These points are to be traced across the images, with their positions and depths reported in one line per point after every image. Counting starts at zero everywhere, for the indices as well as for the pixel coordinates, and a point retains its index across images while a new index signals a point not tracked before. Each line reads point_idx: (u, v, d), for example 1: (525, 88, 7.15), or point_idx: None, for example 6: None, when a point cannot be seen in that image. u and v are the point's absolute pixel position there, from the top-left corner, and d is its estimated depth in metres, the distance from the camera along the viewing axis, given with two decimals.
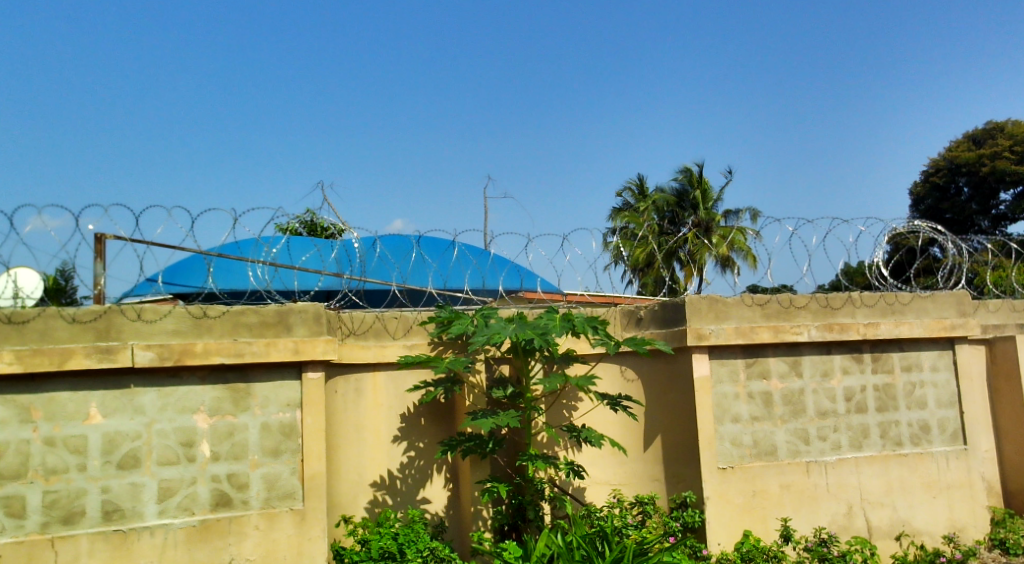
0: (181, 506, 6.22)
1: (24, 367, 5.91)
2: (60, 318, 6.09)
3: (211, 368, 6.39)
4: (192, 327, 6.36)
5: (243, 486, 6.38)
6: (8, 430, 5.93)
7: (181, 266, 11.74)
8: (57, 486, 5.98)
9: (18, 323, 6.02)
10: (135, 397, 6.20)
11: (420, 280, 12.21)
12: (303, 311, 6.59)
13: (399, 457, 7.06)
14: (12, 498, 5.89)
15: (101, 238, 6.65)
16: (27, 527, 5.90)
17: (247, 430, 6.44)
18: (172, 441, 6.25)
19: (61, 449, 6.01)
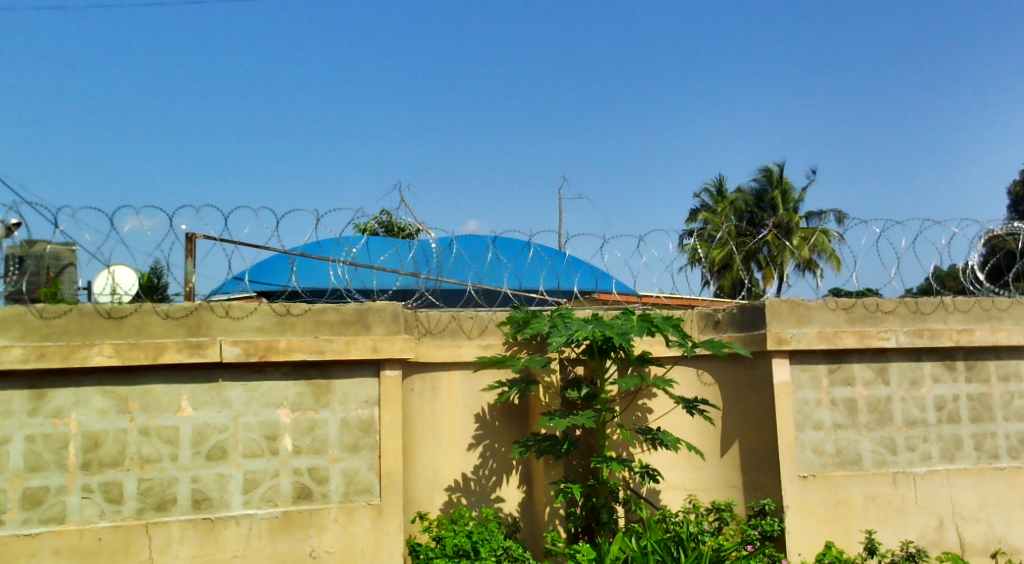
0: (265, 498, 6.40)
1: (121, 360, 6.15)
2: (155, 314, 6.32)
3: (293, 364, 6.55)
4: (275, 324, 6.53)
5: (323, 481, 6.52)
6: (107, 420, 6.18)
7: (265, 264, 12.08)
8: (151, 474, 6.21)
9: (116, 318, 6.26)
10: (222, 390, 6.40)
11: (496, 280, 12.31)
12: (382, 310, 6.71)
13: (474, 458, 7.13)
14: (110, 484, 6.13)
15: (190, 237, 6.88)
16: (123, 512, 6.14)
17: (327, 425, 6.58)
18: (256, 434, 6.43)
19: (155, 439, 6.24)
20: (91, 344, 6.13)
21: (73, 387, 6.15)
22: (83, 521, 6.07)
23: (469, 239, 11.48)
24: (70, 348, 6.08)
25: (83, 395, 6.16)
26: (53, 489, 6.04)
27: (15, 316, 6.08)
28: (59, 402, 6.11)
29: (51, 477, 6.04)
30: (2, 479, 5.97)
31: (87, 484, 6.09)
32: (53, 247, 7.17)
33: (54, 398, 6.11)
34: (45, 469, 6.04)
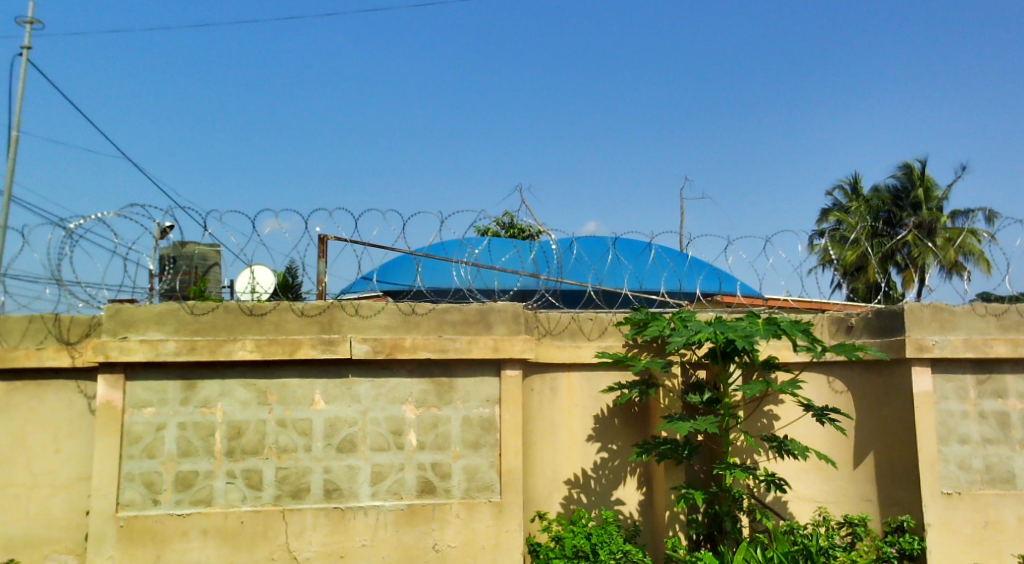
0: (391, 490, 6.64)
1: (262, 354, 6.53)
2: (291, 311, 6.67)
3: (418, 362, 6.78)
4: (402, 323, 6.78)
5: (446, 476, 6.72)
6: (248, 411, 6.56)
7: (391, 265, 12.49)
8: (288, 463, 6.56)
9: (257, 315, 6.64)
10: (352, 385, 6.69)
11: (616, 281, 12.29)
12: (503, 310, 6.86)
13: (593, 456, 7.18)
14: (251, 471, 6.51)
15: (322, 239, 7.23)
16: (263, 498, 6.51)
17: (450, 422, 6.78)
18: (383, 429, 6.69)
19: (291, 430, 6.59)
20: (235, 340, 6.53)
21: (219, 379, 6.57)
22: (227, 504, 6.47)
23: (590, 240, 11.51)
24: (216, 343, 6.50)
25: (227, 387, 6.57)
26: (202, 474, 6.47)
27: (169, 312, 6.56)
28: (207, 393, 6.54)
29: (200, 462, 6.47)
30: (158, 462, 6.44)
31: (231, 470, 6.49)
32: (201, 248, 7.69)
33: (202, 389, 6.54)
34: (195, 454, 6.48)
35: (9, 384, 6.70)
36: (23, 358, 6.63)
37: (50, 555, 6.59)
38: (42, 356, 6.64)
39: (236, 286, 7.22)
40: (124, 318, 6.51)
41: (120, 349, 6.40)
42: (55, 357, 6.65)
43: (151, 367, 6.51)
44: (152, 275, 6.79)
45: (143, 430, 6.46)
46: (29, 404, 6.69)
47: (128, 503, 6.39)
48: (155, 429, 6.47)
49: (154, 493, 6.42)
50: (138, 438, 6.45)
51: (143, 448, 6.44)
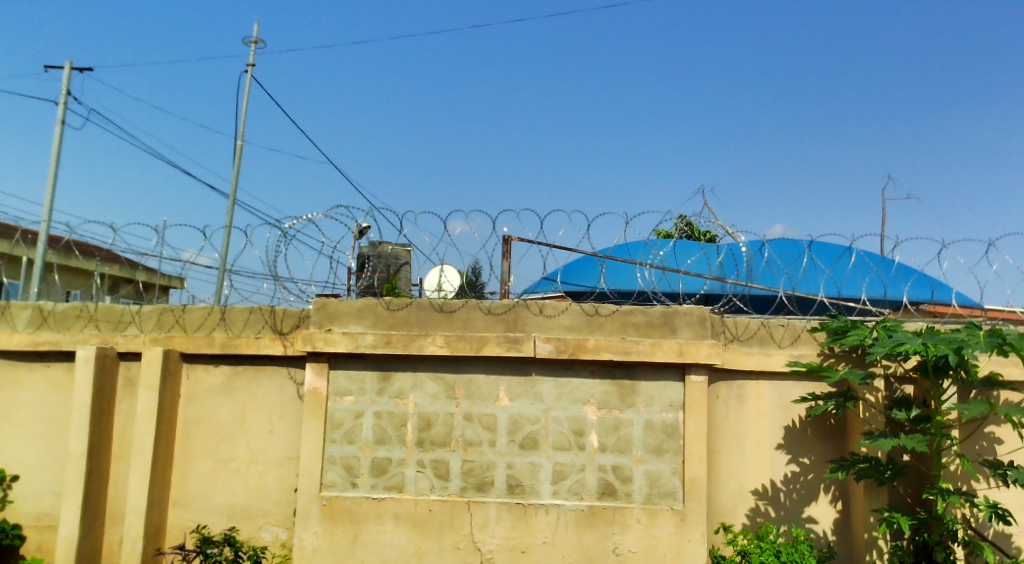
0: (572, 490, 6.66)
1: (450, 350, 6.72)
2: (478, 309, 6.84)
3: (601, 364, 6.74)
4: (585, 324, 6.78)
5: (627, 480, 6.65)
6: (438, 403, 6.78)
7: (575, 266, 12.52)
8: (473, 456, 6.71)
9: (447, 311, 6.85)
10: (535, 384, 6.75)
11: (812, 287, 11.70)
12: (689, 314, 6.71)
13: (783, 470, 6.89)
14: (439, 462, 6.72)
15: (508, 239, 7.35)
16: (449, 488, 6.70)
17: (632, 426, 6.70)
18: (565, 428, 6.71)
19: (477, 425, 6.74)
20: (427, 335, 6.77)
21: (412, 372, 6.82)
22: (417, 492, 6.71)
23: (783, 243, 11.03)
24: (410, 337, 6.75)
25: (419, 380, 6.81)
26: (395, 461, 6.74)
27: (367, 307, 6.89)
28: (401, 385, 6.81)
29: (394, 450, 6.75)
30: (356, 447, 6.78)
31: (422, 459, 6.73)
32: (394, 248, 8.00)
33: (396, 381, 6.82)
34: (389, 442, 6.76)
35: (232, 368, 7.26)
36: (243, 345, 7.18)
37: (263, 526, 7.09)
38: (260, 344, 7.17)
39: (425, 283, 7.47)
40: (329, 311, 6.90)
41: (325, 340, 6.78)
42: (270, 346, 7.16)
43: (352, 358, 6.85)
44: (352, 273, 7.16)
45: (344, 416, 6.81)
46: (248, 387, 7.23)
47: (330, 484, 6.76)
48: (354, 416, 6.81)
49: (353, 476, 6.76)
50: (339, 424, 6.81)
51: (344, 434, 6.80)
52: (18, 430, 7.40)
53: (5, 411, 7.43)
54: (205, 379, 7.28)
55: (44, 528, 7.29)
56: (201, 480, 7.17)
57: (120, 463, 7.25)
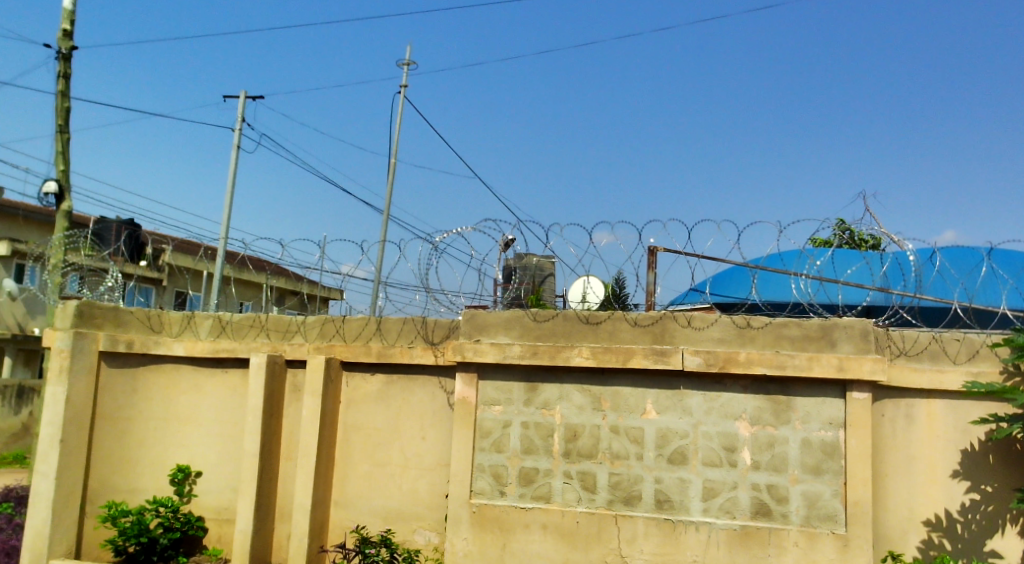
0: (723, 508, 6.49)
1: (596, 361, 6.70)
2: (625, 321, 6.79)
3: (753, 378, 6.55)
4: (736, 336, 6.61)
5: (783, 500, 6.41)
6: (584, 415, 6.77)
7: (725, 276, 12.27)
8: (620, 469, 6.66)
9: (594, 323, 6.85)
10: (684, 398, 6.63)
11: (989, 298, 10.94)
12: (850, 327, 6.42)
13: (961, 498, 6.46)
14: (586, 474, 6.71)
15: (654, 249, 7.27)
16: (597, 500, 6.68)
17: (788, 443, 6.46)
18: (716, 444, 6.55)
19: (624, 438, 6.69)
20: (573, 346, 6.78)
21: (558, 383, 6.85)
22: (564, 503, 6.72)
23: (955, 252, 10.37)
24: (556, 349, 6.79)
25: (565, 391, 6.83)
26: (542, 471, 6.79)
27: (515, 318, 6.98)
28: (547, 396, 6.86)
29: (541, 461, 6.80)
30: (504, 456, 6.87)
31: (568, 471, 6.74)
32: (539, 259, 8.09)
33: (543, 392, 6.87)
34: (536, 452, 6.82)
35: (387, 377, 7.53)
36: (397, 354, 7.42)
37: (417, 530, 7.29)
38: (413, 353, 7.39)
39: (570, 295, 7.52)
40: (478, 322, 7.04)
41: (474, 350, 6.92)
42: (422, 355, 7.37)
43: (500, 368, 6.96)
44: (499, 285, 7.30)
45: (493, 425, 6.92)
46: (402, 394, 7.47)
47: (480, 492, 6.89)
48: (502, 426, 6.90)
49: (501, 485, 6.85)
50: (488, 433, 6.92)
51: (492, 443, 6.91)
52: (200, 430, 7.95)
53: (188, 412, 8.00)
54: (363, 386, 7.58)
55: (223, 521, 7.79)
56: (359, 484, 7.46)
57: (287, 463, 7.67)
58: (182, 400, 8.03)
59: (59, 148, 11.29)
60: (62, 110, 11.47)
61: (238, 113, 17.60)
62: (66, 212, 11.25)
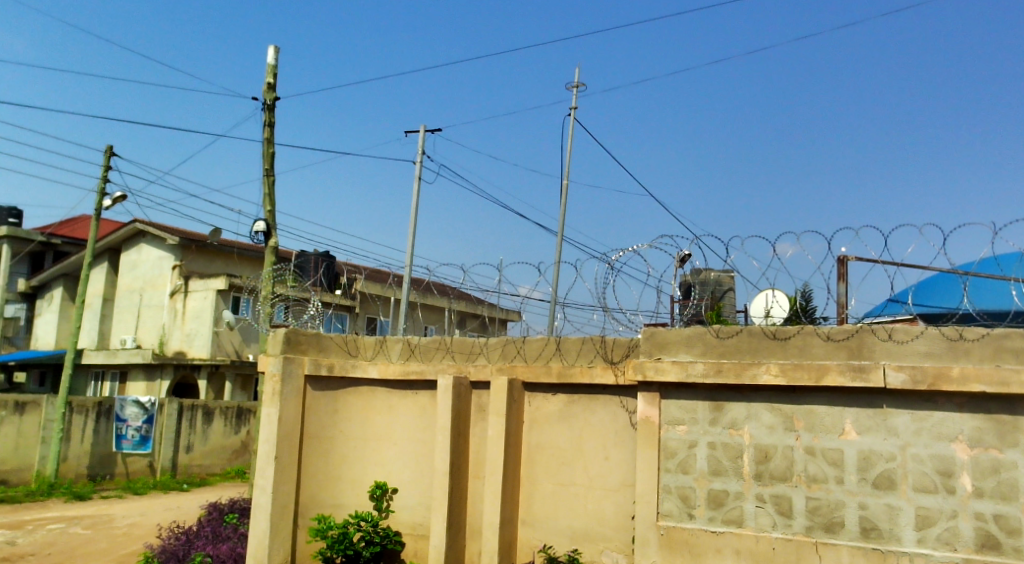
0: (941, 539, 5.95)
1: (787, 379, 6.37)
2: (817, 335, 6.44)
3: (970, 396, 5.98)
4: (947, 350, 6.10)
5: (1014, 532, 5.79)
6: (776, 435, 6.45)
7: (931, 284, 11.45)
8: (819, 494, 6.28)
9: (781, 338, 6.55)
10: (888, 417, 6.17)
11: None
12: None
13: None
14: (781, 497, 6.38)
15: (844, 259, 6.86)
16: (794, 527, 6.32)
17: (1016, 469, 5.83)
18: (929, 468, 6.04)
19: (821, 460, 6.31)
20: (760, 363, 6.49)
21: (746, 402, 6.57)
22: (758, 528, 6.41)
23: None
24: (742, 366, 6.53)
25: (754, 410, 6.54)
26: (732, 494, 6.52)
27: (696, 336, 6.79)
28: (734, 415, 6.59)
29: (730, 483, 6.53)
30: (691, 478, 6.65)
31: (761, 494, 6.43)
32: (717, 274, 7.87)
33: (730, 410, 6.61)
34: (725, 474, 6.55)
35: (568, 396, 7.50)
36: (577, 374, 7.38)
37: (604, 551, 7.17)
38: (593, 373, 7.33)
39: (751, 310, 7.19)
40: (658, 340, 6.92)
41: (656, 369, 6.77)
42: (603, 375, 7.29)
43: (684, 387, 6.76)
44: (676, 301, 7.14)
45: (678, 446, 6.73)
46: (583, 415, 7.41)
47: (667, 514, 6.70)
48: (688, 446, 6.69)
49: (690, 507, 6.63)
50: (673, 453, 6.73)
51: (678, 463, 6.71)
52: (394, 448, 8.22)
53: (383, 431, 8.29)
54: (545, 406, 7.59)
55: (419, 536, 8.01)
56: (548, 504, 7.45)
57: (475, 482, 7.78)
58: (378, 420, 8.34)
59: (265, 189, 12.14)
60: (268, 156, 12.37)
61: (419, 145, 18.37)
62: (274, 248, 12.03)
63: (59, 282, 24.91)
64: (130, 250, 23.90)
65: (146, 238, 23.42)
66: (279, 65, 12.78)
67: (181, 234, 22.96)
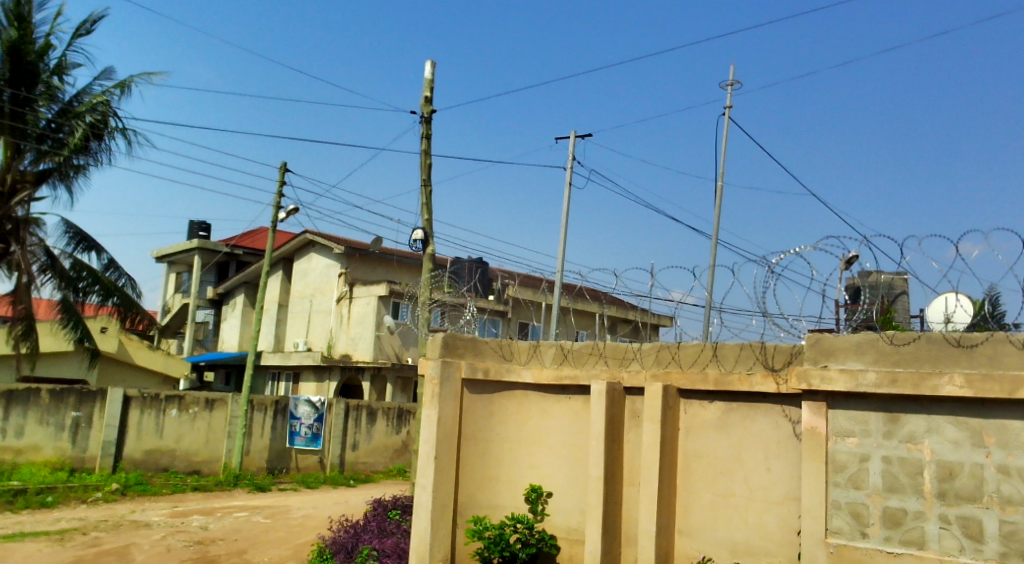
0: None
1: (974, 391, 5.83)
2: (1010, 343, 5.85)
3: None
4: None
5: None
6: (962, 452, 5.90)
7: None
8: (1014, 517, 5.69)
9: (967, 346, 5.99)
10: None
11: None
12: None
13: None
14: (970, 519, 5.83)
15: None
16: (985, 552, 5.76)
17: None
18: None
19: (1016, 480, 5.71)
20: (943, 373, 5.97)
21: (926, 415, 6.05)
22: (943, 551, 5.89)
23: None
24: (921, 375, 6.02)
25: (936, 424, 6.02)
26: (912, 513, 6.02)
27: (868, 342, 6.33)
28: (913, 428, 6.08)
29: (909, 501, 6.03)
30: (864, 494, 6.20)
31: (945, 514, 5.91)
32: (888, 277, 7.26)
33: (907, 423, 6.11)
34: (902, 491, 6.07)
35: (726, 404, 7.17)
36: (736, 381, 7.05)
37: None
38: (753, 381, 6.97)
39: (929, 313, 6.66)
40: (825, 346, 6.49)
41: (822, 378, 6.37)
42: (763, 383, 6.92)
43: (853, 397, 6.32)
44: (843, 305, 6.69)
45: (848, 459, 6.29)
46: (742, 423, 7.06)
47: (837, 531, 6.27)
48: (859, 460, 6.24)
49: (863, 526, 6.18)
50: (843, 467, 6.30)
51: (848, 478, 6.27)
52: (548, 452, 8.14)
53: (539, 435, 8.22)
54: (702, 414, 7.30)
55: (574, 541, 7.89)
56: (706, 515, 7.15)
57: (630, 489, 7.59)
58: (532, 424, 8.28)
59: (423, 199, 12.40)
60: (425, 166, 12.62)
61: (571, 150, 18.30)
62: (430, 255, 12.25)
63: (240, 289, 26.58)
64: (301, 259, 25.15)
65: (316, 247, 24.59)
66: (435, 78, 13.05)
67: (346, 243, 23.93)
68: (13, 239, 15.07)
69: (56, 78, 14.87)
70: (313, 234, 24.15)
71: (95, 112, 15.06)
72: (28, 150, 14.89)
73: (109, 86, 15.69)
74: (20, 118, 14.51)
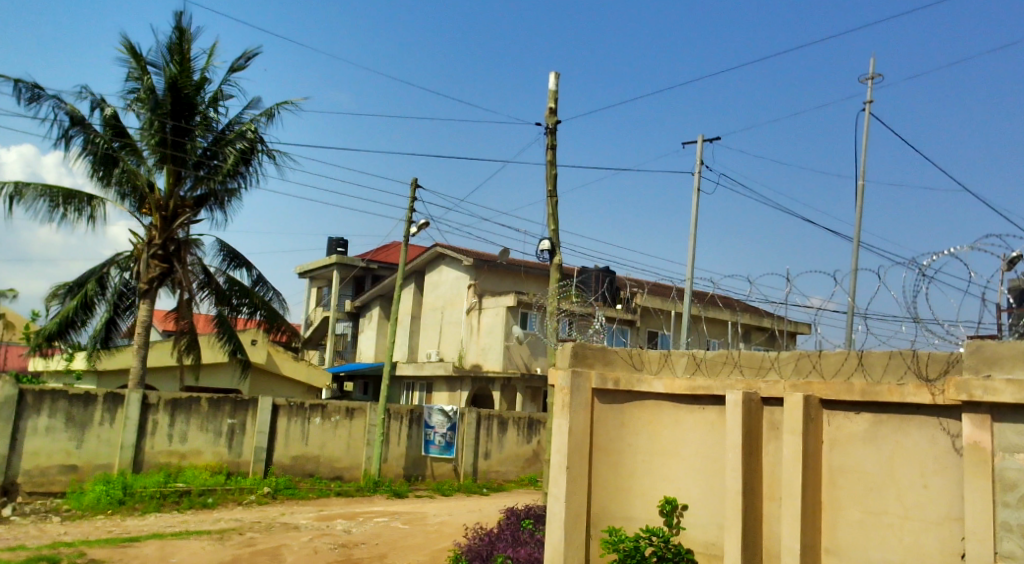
0: None
1: None
2: None
3: None
4: None
5: None
6: None
7: None
8: None
9: None
10: None
11: None
12: None
13: None
14: None
15: None
16: None
17: None
18: None
19: None
20: None
21: None
22: None
23: None
24: None
25: None
26: None
27: None
28: None
29: None
30: None
31: None
32: None
33: None
34: None
35: (875, 416, 6.95)
36: (886, 392, 6.83)
37: None
38: (905, 391, 6.74)
39: None
40: (987, 355, 6.22)
41: (985, 389, 6.10)
42: (916, 394, 6.68)
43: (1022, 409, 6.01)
44: (1004, 310, 6.41)
45: (1018, 477, 5.98)
46: (895, 437, 6.83)
47: (1008, 554, 5.98)
48: None
49: None
50: (1013, 486, 5.99)
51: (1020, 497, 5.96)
52: (683, 464, 8.08)
53: (672, 446, 8.18)
54: (848, 426, 7.09)
55: (712, 556, 7.80)
56: (856, 533, 6.94)
57: (771, 504, 7.44)
58: (666, 435, 8.24)
59: (549, 210, 12.56)
60: (551, 177, 12.79)
61: (698, 156, 18.15)
62: (559, 265, 12.38)
63: (375, 302, 27.54)
64: (432, 271, 25.82)
65: (445, 259, 25.22)
66: (559, 90, 13.20)
67: (475, 256, 24.42)
68: (176, 260, 16.17)
69: (212, 109, 15.91)
70: (444, 247, 24.79)
71: (244, 138, 15.93)
72: (187, 177, 15.97)
73: (256, 115, 16.65)
74: (180, 147, 15.59)
